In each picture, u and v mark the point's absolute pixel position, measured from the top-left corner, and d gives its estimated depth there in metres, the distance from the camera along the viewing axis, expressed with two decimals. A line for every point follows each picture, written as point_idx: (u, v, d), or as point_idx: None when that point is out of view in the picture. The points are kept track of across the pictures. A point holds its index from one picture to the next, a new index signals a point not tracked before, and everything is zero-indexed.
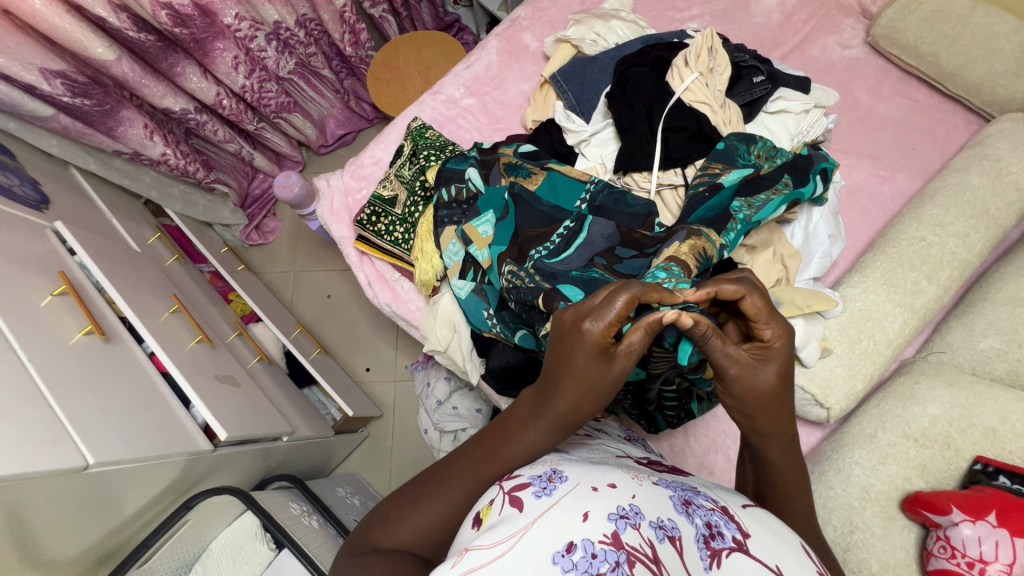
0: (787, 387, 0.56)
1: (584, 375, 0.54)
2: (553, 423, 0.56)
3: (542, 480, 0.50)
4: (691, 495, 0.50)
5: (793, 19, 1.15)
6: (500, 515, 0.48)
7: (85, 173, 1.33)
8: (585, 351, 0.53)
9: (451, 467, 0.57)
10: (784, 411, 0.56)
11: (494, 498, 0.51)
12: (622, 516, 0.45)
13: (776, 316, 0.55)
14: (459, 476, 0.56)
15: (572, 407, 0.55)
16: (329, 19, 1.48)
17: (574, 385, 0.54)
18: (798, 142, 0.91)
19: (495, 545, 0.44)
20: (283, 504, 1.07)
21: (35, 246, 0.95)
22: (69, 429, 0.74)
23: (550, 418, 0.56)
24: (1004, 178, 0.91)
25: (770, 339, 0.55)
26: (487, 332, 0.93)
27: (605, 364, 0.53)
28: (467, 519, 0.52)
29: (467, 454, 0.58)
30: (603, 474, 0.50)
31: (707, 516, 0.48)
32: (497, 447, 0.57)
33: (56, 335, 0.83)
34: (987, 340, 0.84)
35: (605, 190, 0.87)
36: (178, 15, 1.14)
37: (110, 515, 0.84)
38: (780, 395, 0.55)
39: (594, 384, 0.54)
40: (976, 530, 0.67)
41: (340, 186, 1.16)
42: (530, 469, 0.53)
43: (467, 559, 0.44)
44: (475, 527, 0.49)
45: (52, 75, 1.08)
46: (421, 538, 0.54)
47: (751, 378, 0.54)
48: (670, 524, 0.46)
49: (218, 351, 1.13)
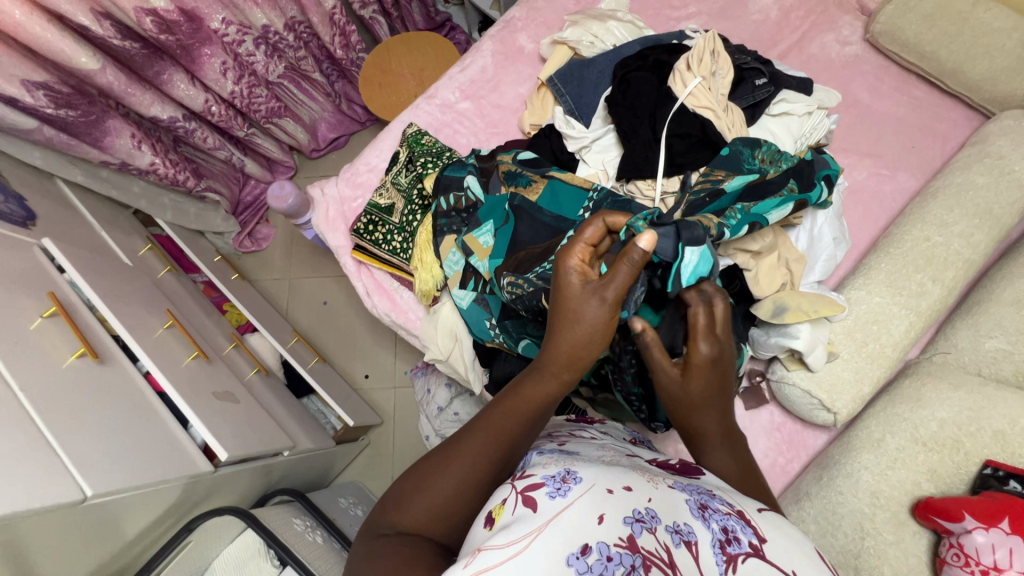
0: (716, 397, 0.62)
1: (580, 314, 0.58)
2: (561, 367, 0.59)
3: (556, 480, 0.47)
4: (706, 499, 0.49)
5: (791, 16, 1.13)
6: (513, 515, 0.45)
7: (72, 185, 1.30)
8: (568, 285, 0.59)
9: (461, 439, 0.56)
10: (709, 420, 0.62)
11: (506, 497, 0.48)
12: (638, 519, 0.44)
13: (711, 337, 0.62)
14: (468, 447, 0.55)
15: (575, 347, 0.58)
16: (319, 22, 1.45)
17: (572, 324, 0.58)
18: (802, 145, 0.90)
19: (510, 545, 0.41)
20: (286, 520, 1.06)
21: (22, 266, 0.92)
22: (64, 459, 0.71)
23: (557, 363, 0.59)
24: (1007, 176, 0.90)
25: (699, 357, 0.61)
26: (489, 342, 0.92)
27: (595, 298, 0.57)
28: (478, 518, 0.49)
29: (479, 419, 0.58)
30: (618, 476, 0.49)
31: (724, 521, 0.47)
32: (511, 406, 0.58)
33: (48, 359, 0.80)
34: (993, 341, 0.83)
35: (608, 199, 0.84)
36: (164, 22, 1.11)
37: (109, 539, 0.82)
38: (706, 403, 0.62)
39: (592, 321, 0.57)
40: (989, 538, 0.67)
41: (336, 194, 1.14)
42: (542, 468, 0.50)
43: (480, 559, 0.41)
44: (487, 527, 0.47)
45: (34, 87, 1.05)
46: (436, 519, 0.51)
47: (674, 387, 0.62)
48: (687, 528, 0.45)
49: (215, 366, 1.11)
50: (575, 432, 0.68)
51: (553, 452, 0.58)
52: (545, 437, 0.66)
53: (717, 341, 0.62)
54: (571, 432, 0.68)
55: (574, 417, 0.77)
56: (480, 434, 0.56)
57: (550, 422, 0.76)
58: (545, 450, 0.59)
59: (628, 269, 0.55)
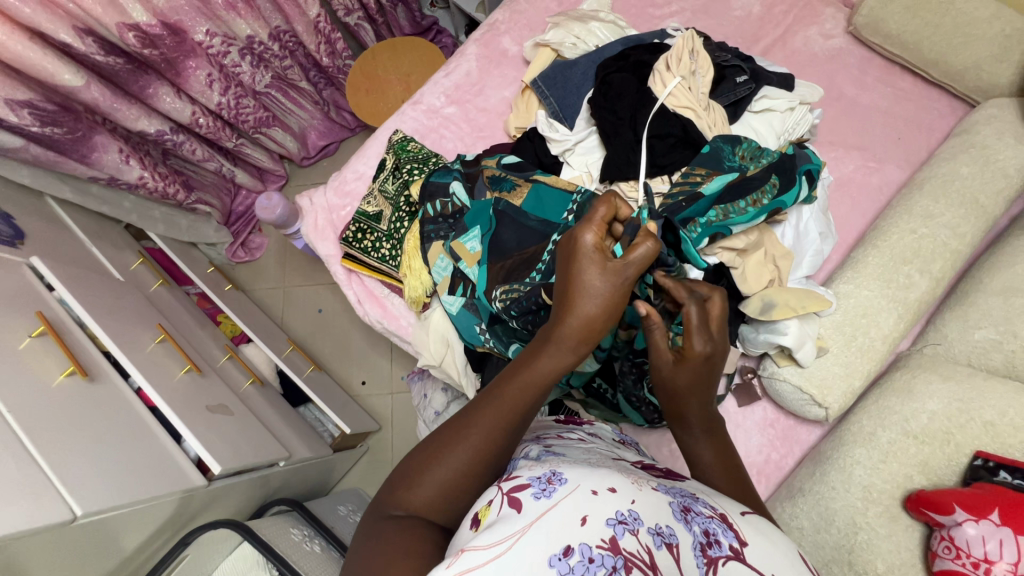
0: (703, 392, 0.60)
1: (597, 288, 0.56)
2: (579, 340, 0.56)
3: (541, 481, 0.47)
4: (690, 501, 0.48)
5: (773, 11, 1.13)
6: (499, 515, 0.45)
7: (62, 202, 1.31)
8: (589, 260, 0.56)
9: (474, 414, 0.55)
10: (692, 409, 0.60)
11: (492, 498, 0.48)
12: (621, 521, 0.43)
13: (710, 336, 0.59)
14: (483, 421, 0.54)
15: (592, 321, 0.56)
16: (304, 30, 1.45)
17: (588, 298, 0.56)
18: (784, 142, 0.90)
19: (493, 546, 0.42)
20: (283, 531, 1.06)
21: (11, 285, 0.93)
22: (54, 481, 0.72)
23: (574, 335, 0.56)
24: (992, 166, 0.90)
25: (694, 351, 0.58)
26: (480, 347, 0.92)
27: (612, 276, 0.55)
28: (465, 519, 0.50)
29: (497, 391, 0.56)
30: (603, 476, 0.47)
31: (705, 524, 0.46)
32: (526, 378, 0.56)
33: (38, 378, 0.81)
34: (982, 331, 0.83)
35: (591, 201, 0.84)
36: (147, 36, 1.11)
37: (107, 554, 0.83)
38: (692, 395, 0.60)
39: (607, 298, 0.56)
40: (980, 529, 0.67)
41: (324, 203, 1.14)
42: (529, 470, 0.50)
43: (463, 559, 0.41)
44: (473, 528, 0.47)
45: (18, 106, 1.05)
46: (440, 504, 0.51)
47: (663, 372, 0.60)
48: (668, 531, 0.44)
49: (208, 378, 1.11)
50: (563, 434, 0.67)
51: (541, 455, 0.57)
52: (533, 440, 0.65)
53: (716, 342, 0.59)
54: (559, 434, 0.67)
55: (562, 419, 0.77)
56: (493, 411, 0.54)
57: (540, 425, 0.75)
58: (531, 455, 0.58)
59: (646, 254, 0.55)
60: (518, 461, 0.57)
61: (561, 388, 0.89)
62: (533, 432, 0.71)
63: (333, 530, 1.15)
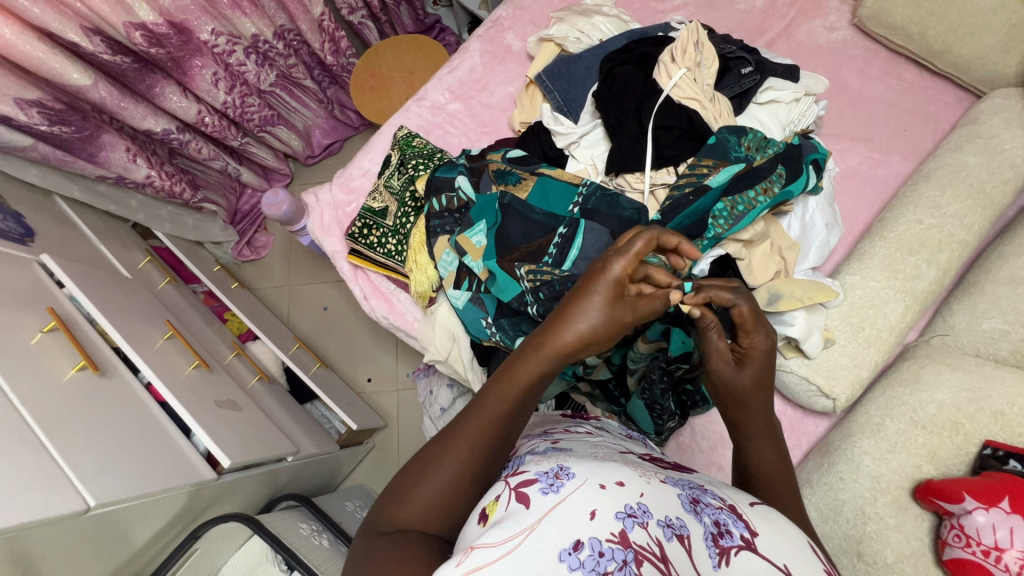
0: (767, 390, 0.57)
1: (588, 317, 0.52)
2: (558, 356, 0.53)
3: (548, 476, 0.47)
4: (698, 493, 0.48)
5: (777, 4, 1.13)
6: (506, 511, 0.46)
7: (70, 202, 1.32)
8: (602, 288, 0.52)
9: (452, 426, 0.54)
10: (750, 415, 0.57)
11: (499, 493, 0.48)
12: (630, 514, 0.43)
13: (762, 328, 0.56)
14: (466, 433, 0.52)
15: (574, 345, 0.52)
16: (308, 29, 1.46)
17: (579, 322, 0.52)
18: (790, 133, 0.90)
19: (503, 542, 0.42)
20: (292, 525, 1.07)
21: (21, 282, 0.94)
22: (67, 473, 0.72)
23: (553, 351, 0.53)
24: (999, 156, 0.89)
25: (754, 346, 0.56)
26: (487, 341, 0.91)
27: (615, 313, 0.52)
28: (472, 515, 0.50)
29: (480, 391, 0.55)
30: (611, 470, 0.47)
31: (715, 515, 0.46)
32: (505, 390, 0.53)
33: (48, 372, 0.82)
34: (990, 321, 0.83)
35: (597, 194, 0.85)
36: (153, 35, 1.13)
37: (118, 548, 0.83)
38: (756, 394, 0.57)
39: (598, 330, 0.52)
40: (989, 518, 0.67)
41: (330, 200, 1.15)
42: (536, 465, 0.50)
43: (472, 557, 0.41)
44: (481, 523, 0.47)
45: (27, 105, 1.06)
46: (431, 517, 0.50)
47: (727, 375, 0.56)
48: (679, 522, 0.44)
49: (216, 375, 1.12)
50: (570, 429, 0.67)
51: (547, 451, 0.57)
52: (540, 435, 0.65)
53: (768, 330, 0.56)
54: (566, 428, 0.67)
55: (570, 412, 0.76)
56: (471, 426, 0.53)
57: (548, 419, 0.75)
58: (538, 451, 0.58)
59: (651, 311, 0.54)
60: (523, 458, 0.56)
61: (567, 380, 0.88)
62: (540, 427, 0.71)
63: (341, 525, 1.16)
